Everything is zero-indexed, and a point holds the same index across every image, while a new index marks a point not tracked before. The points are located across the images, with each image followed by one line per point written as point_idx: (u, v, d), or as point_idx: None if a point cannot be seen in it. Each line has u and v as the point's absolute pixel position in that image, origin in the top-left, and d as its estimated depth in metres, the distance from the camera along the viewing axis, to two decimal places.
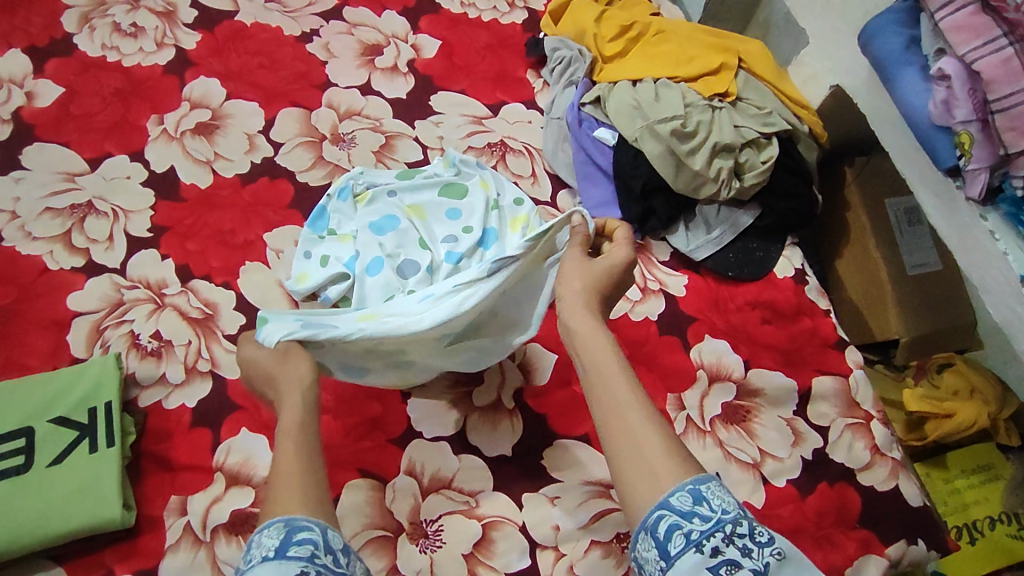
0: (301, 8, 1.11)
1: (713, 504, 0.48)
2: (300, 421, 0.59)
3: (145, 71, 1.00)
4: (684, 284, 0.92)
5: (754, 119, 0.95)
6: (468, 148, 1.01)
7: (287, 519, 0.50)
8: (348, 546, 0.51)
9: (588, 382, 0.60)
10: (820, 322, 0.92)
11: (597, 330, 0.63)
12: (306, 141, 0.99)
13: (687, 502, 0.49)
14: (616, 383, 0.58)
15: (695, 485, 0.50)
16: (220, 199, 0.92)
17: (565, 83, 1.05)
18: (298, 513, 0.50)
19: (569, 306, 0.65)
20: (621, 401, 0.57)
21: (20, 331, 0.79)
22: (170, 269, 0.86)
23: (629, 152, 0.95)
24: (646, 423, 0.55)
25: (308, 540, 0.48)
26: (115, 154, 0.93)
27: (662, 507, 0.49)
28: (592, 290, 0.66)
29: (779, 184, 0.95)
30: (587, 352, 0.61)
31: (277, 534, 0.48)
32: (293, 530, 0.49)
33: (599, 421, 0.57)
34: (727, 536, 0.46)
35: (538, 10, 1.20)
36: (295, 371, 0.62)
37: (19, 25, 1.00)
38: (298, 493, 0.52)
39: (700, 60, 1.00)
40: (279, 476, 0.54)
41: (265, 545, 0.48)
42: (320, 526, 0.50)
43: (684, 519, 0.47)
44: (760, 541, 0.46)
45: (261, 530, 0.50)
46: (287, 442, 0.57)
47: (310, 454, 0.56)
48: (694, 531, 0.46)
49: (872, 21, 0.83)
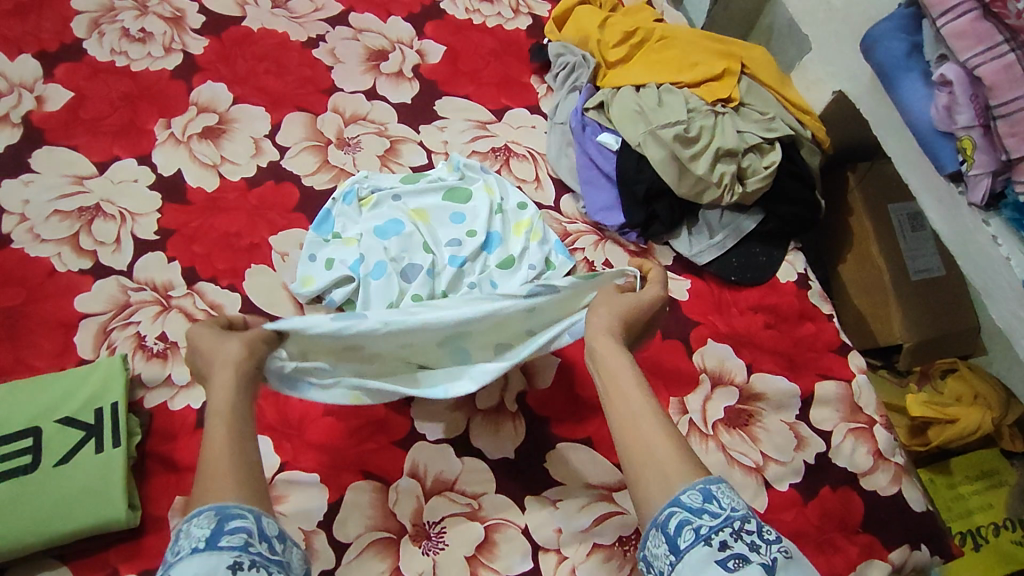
0: (308, 14, 1.12)
1: (722, 503, 0.48)
2: (231, 405, 0.57)
3: (153, 75, 1.01)
4: (686, 288, 0.93)
5: (756, 125, 0.96)
6: (472, 153, 1.01)
7: (217, 507, 0.48)
8: (283, 533, 0.50)
9: (604, 390, 0.60)
10: (823, 326, 0.92)
11: (619, 351, 0.62)
12: (312, 145, 1.00)
13: (698, 499, 0.49)
14: (630, 389, 0.58)
15: (706, 484, 0.50)
16: (226, 202, 0.93)
17: (569, 88, 1.06)
18: (229, 501, 0.49)
19: (593, 329, 0.64)
20: (636, 408, 0.57)
21: (28, 332, 0.80)
22: (176, 271, 0.87)
23: (632, 158, 0.96)
24: (659, 430, 0.54)
25: (241, 528, 0.47)
26: (123, 158, 0.94)
27: (673, 504, 0.49)
28: (619, 317, 0.66)
29: (782, 189, 0.95)
30: (607, 370, 0.61)
31: (208, 523, 0.47)
32: (224, 519, 0.47)
33: (615, 428, 0.57)
34: (735, 531, 0.46)
35: (542, 16, 1.21)
36: (225, 351, 0.61)
37: (30, 30, 1.01)
38: (232, 481, 0.51)
39: (704, 65, 1.00)
40: (209, 465, 0.52)
41: (194, 535, 0.46)
42: (254, 514, 0.49)
43: (694, 515, 0.48)
44: (769, 539, 0.46)
45: (190, 519, 0.48)
46: (221, 426, 0.55)
47: (240, 437, 0.55)
48: (704, 526, 0.47)
49: (876, 28, 0.83)
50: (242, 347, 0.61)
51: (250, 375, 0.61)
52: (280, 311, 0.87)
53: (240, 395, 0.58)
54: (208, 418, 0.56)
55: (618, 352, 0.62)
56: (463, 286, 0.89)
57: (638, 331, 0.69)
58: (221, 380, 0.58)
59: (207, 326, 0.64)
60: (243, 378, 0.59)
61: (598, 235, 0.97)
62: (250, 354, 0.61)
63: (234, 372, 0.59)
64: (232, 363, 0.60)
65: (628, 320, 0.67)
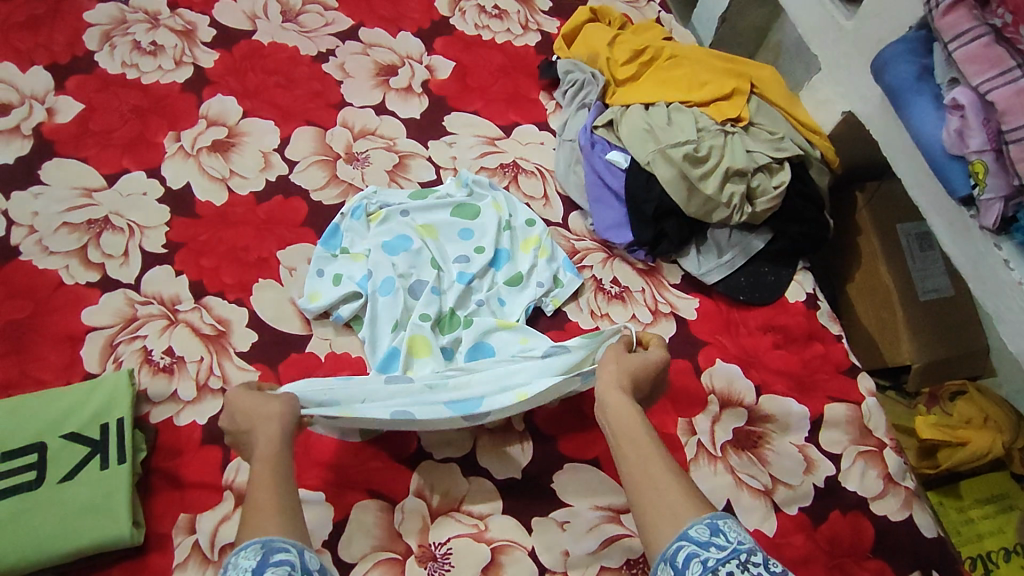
0: (317, 29, 1.15)
1: (729, 536, 0.52)
2: (276, 453, 0.64)
3: (163, 87, 1.06)
4: (695, 307, 0.92)
5: (766, 144, 0.93)
6: (480, 169, 1.02)
7: (263, 541, 0.54)
8: (322, 566, 0.55)
9: (615, 440, 0.64)
10: (832, 347, 0.91)
11: (629, 404, 0.65)
12: (321, 159, 1.01)
13: (705, 533, 0.53)
14: (639, 438, 0.62)
15: (712, 519, 0.54)
16: (234, 216, 0.94)
17: (577, 106, 1.04)
18: (273, 535, 0.55)
19: (604, 384, 0.68)
20: (646, 456, 0.61)
21: (35, 345, 0.82)
22: (184, 285, 0.88)
23: (641, 176, 0.93)
24: (670, 477, 0.59)
25: (285, 561, 0.52)
26: (132, 171, 0.97)
27: (682, 539, 0.53)
28: (629, 372, 0.69)
29: (791, 208, 0.94)
30: (618, 425, 0.64)
31: (253, 555, 0.52)
32: (269, 552, 0.53)
33: (627, 478, 0.61)
34: (742, 563, 0.49)
35: (552, 32, 1.21)
36: (266, 408, 0.67)
37: (43, 42, 1.07)
38: (275, 521, 0.56)
39: (712, 85, 0.97)
40: (254, 505, 0.58)
41: (242, 565, 0.52)
42: (296, 548, 0.54)
43: (701, 548, 0.52)
44: (775, 570, 0.49)
45: (238, 552, 0.53)
46: (262, 467, 0.62)
47: (281, 482, 0.61)
48: (711, 559, 0.50)
49: (885, 50, 0.84)
50: (281, 406, 0.67)
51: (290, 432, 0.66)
52: (287, 326, 0.86)
53: (281, 446, 0.64)
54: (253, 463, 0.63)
55: (628, 403, 0.66)
56: (471, 303, 0.88)
57: (647, 388, 0.72)
58: (266, 431, 0.65)
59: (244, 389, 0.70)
60: (286, 432, 0.66)
61: (606, 253, 0.96)
62: (287, 409, 0.67)
63: (278, 425, 0.65)
64: (275, 416, 0.66)
65: (638, 378, 0.70)
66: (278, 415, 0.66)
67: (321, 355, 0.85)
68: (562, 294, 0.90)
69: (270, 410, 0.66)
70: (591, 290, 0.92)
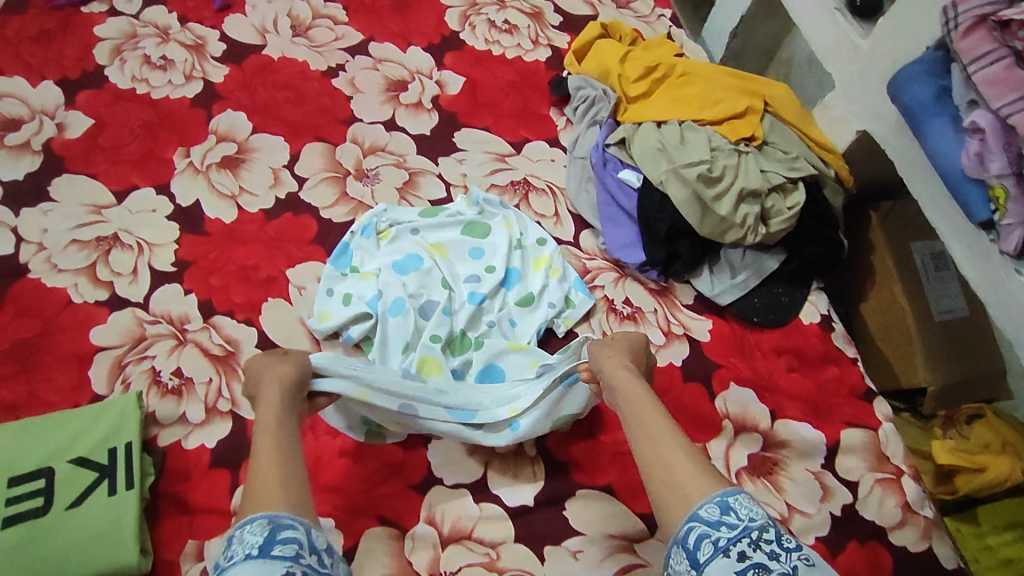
0: (327, 43, 1.15)
1: (740, 514, 0.53)
2: (279, 418, 0.64)
3: (173, 103, 1.05)
4: (708, 329, 0.91)
5: (780, 164, 0.92)
6: (491, 187, 1.01)
7: (269, 517, 0.53)
8: (329, 547, 0.54)
9: (626, 417, 0.66)
10: (848, 370, 0.89)
11: (636, 383, 0.69)
12: (331, 176, 1.01)
13: (716, 512, 0.53)
14: (648, 415, 0.65)
15: (722, 497, 0.54)
16: (243, 234, 0.94)
17: (589, 122, 1.03)
18: (279, 511, 0.54)
19: (610, 366, 0.72)
20: (654, 431, 0.63)
21: (43, 366, 0.82)
22: (193, 304, 0.88)
23: (654, 196, 0.92)
24: (679, 450, 0.60)
25: (292, 540, 0.51)
26: (141, 187, 0.97)
27: (693, 519, 0.54)
28: (627, 355, 0.75)
29: (804, 230, 0.93)
30: (627, 401, 0.67)
31: (260, 531, 0.51)
32: (276, 528, 0.52)
33: (638, 456, 0.62)
34: (754, 541, 0.50)
35: (562, 47, 1.20)
36: (278, 371, 0.69)
37: (54, 57, 1.07)
38: (278, 495, 0.55)
39: (726, 102, 0.96)
40: (257, 474, 0.58)
41: (247, 541, 0.51)
42: (304, 526, 0.53)
43: (712, 528, 0.52)
44: (788, 548, 0.50)
45: (243, 526, 0.52)
46: (264, 435, 0.62)
47: (283, 449, 0.61)
48: (722, 539, 0.51)
49: (901, 71, 0.82)
50: (288, 370, 0.69)
51: (293, 399, 0.68)
52: (297, 346, 0.86)
53: (284, 412, 0.65)
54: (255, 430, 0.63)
55: (636, 383, 0.69)
56: (483, 324, 0.87)
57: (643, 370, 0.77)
58: (269, 395, 0.66)
59: (264, 355, 0.73)
60: (288, 398, 0.67)
61: (618, 272, 0.94)
62: (300, 375, 0.70)
63: (280, 391, 0.67)
64: (280, 381, 0.68)
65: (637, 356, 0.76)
66: (283, 380, 0.68)
67: None
68: (574, 315, 0.89)
69: (277, 375, 0.68)
70: (603, 311, 0.91)
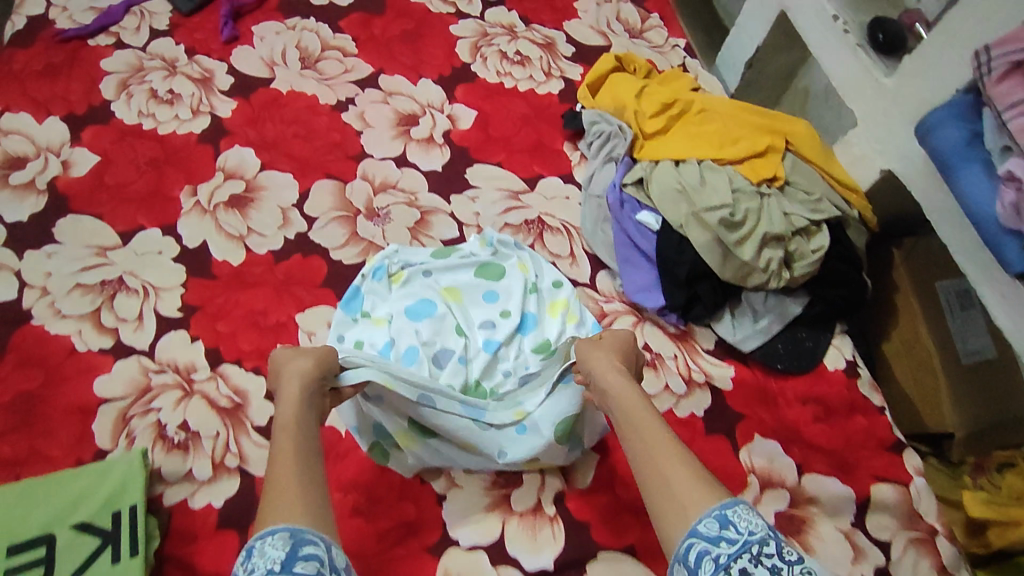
0: (337, 76, 1.13)
1: (740, 527, 0.49)
2: (296, 418, 0.63)
3: (180, 139, 1.04)
4: (730, 377, 0.88)
5: (803, 205, 0.90)
6: (505, 226, 0.99)
7: (292, 530, 0.50)
8: (348, 566, 0.51)
9: (622, 425, 0.65)
10: (876, 420, 0.86)
11: (630, 388, 0.68)
12: (341, 216, 0.98)
13: (715, 528, 0.50)
14: (645, 422, 0.63)
15: (722, 511, 0.51)
16: (252, 277, 0.92)
17: (605, 158, 1.01)
18: (301, 526, 0.50)
19: (602, 370, 0.71)
20: (651, 439, 0.61)
21: (45, 419, 0.79)
22: (200, 352, 0.85)
23: (673, 238, 0.89)
24: (676, 460, 0.58)
25: (313, 556, 0.48)
26: (147, 228, 0.95)
27: (691, 536, 0.51)
28: (620, 356, 0.74)
29: (828, 272, 0.90)
30: (623, 409, 0.66)
31: (282, 545, 0.48)
32: (298, 544, 0.49)
33: (636, 469, 0.60)
34: (754, 556, 0.47)
35: (576, 79, 1.18)
36: (297, 365, 0.68)
37: (60, 92, 1.06)
38: (292, 502, 0.53)
39: (746, 141, 0.94)
40: (273, 479, 0.56)
41: (269, 555, 0.48)
42: (325, 543, 0.50)
43: (712, 544, 0.49)
44: (790, 560, 0.46)
45: (264, 537, 0.49)
46: (281, 437, 0.60)
47: (303, 453, 0.59)
48: (722, 556, 0.48)
49: (931, 115, 0.80)
50: (306, 365, 0.68)
51: (311, 395, 0.67)
52: None
53: (301, 410, 0.64)
54: (274, 430, 0.62)
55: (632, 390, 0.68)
56: (498, 374, 0.84)
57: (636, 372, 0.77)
58: (289, 389, 0.66)
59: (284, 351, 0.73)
60: (306, 392, 0.66)
61: (636, 315, 0.92)
62: (320, 366, 0.69)
63: (297, 387, 0.66)
64: (298, 377, 0.67)
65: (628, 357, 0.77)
66: (302, 376, 0.67)
67: (342, 429, 0.80)
68: None
69: (295, 370, 0.68)
70: None
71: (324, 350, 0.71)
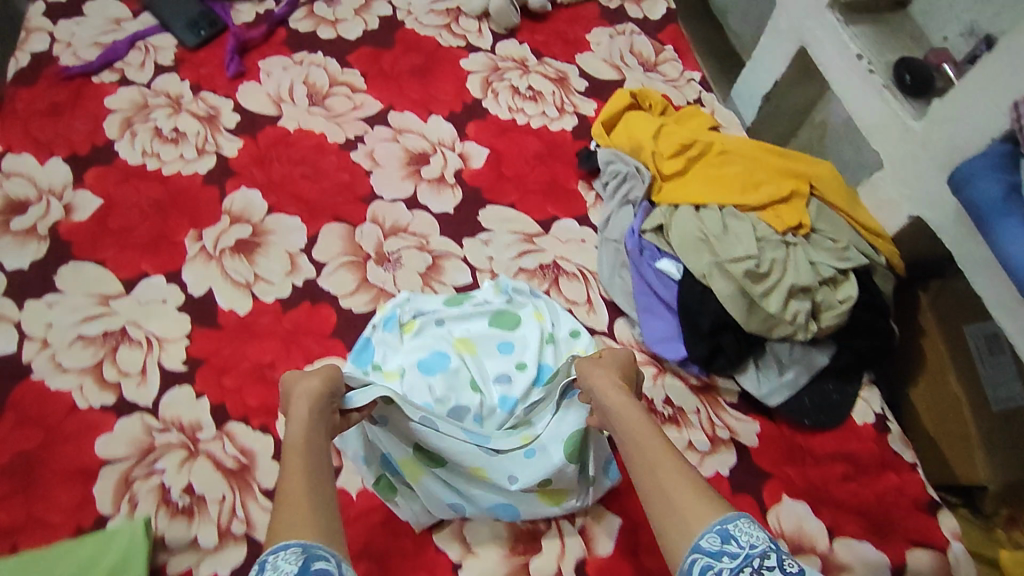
0: (346, 113, 1.10)
1: (741, 542, 0.49)
2: (306, 437, 0.63)
3: (185, 180, 1.01)
4: (755, 433, 0.86)
5: (830, 254, 0.87)
6: (519, 271, 0.97)
7: (304, 546, 0.50)
8: None
9: (622, 440, 0.64)
10: (908, 478, 0.83)
11: (629, 404, 0.67)
12: (350, 261, 0.96)
13: (716, 543, 0.50)
14: (645, 437, 0.63)
15: (722, 526, 0.51)
16: (259, 327, 0.89)
17: (621, 201, 0.99)
18: (314, 541, 0.51)
19: (602, 387, 0.70)
20: (652, 454, 0.61)
21: (45, 482, 0.76)
22: (205, 408, 0.82)
23: (695, 289, 0.86)
24: (677, 473, 0.57)
25: (325, 570, 0.48)
26: (151, 275, 0.92)
27: (694, 551, 0.51)
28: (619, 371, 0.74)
29: (855, 322, 0.86)
30: (623, 425, 0.65)
31: (294, 560, 0.48)
32: (310, 559, 0.48)
33: (638, 487, 0.60)
34: (754, 569, 0.46)
35: (589, 114, 1.15)
36: (306, 385, 0.68)
37: (63, 131, 1.03)
38: (304, 522, 0.52)
39: (769, 185, 0.91)
40: (283, 499, 0.55)
41: (281, 569, 0.47)
42: (336, 558, 0.49)
43: (714, 559, 0.49)
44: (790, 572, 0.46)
45: (277, 553, 0.49)
46: (292, 458, 0.60)
47: (313, 472, 0.59)
48: (724, 570, 0.48)
49: (966, 165, 0.77)
50: (315, 383, 0.68)
51: (320, 414, 0.66)
52: None
53: (311, 430, 0.63)
54: (285, 451, 0.61)
55: (631, 404, 0.67)
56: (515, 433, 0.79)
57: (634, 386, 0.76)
58: (298, 411, 0.65)
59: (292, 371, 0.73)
60: (316, 412, 0.65)
61: (656, 367, 0.89)
62: (328, 385, 0.68)
63: (305, 405, 0.65)
64: (308, 395, 0.66)
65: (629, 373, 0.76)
66: (309, 395, 0.66)
67: (354, 492, 0.80)
68: None
69: (304, 390, 0.67)
70: None
71: (330, 369, 0.71)
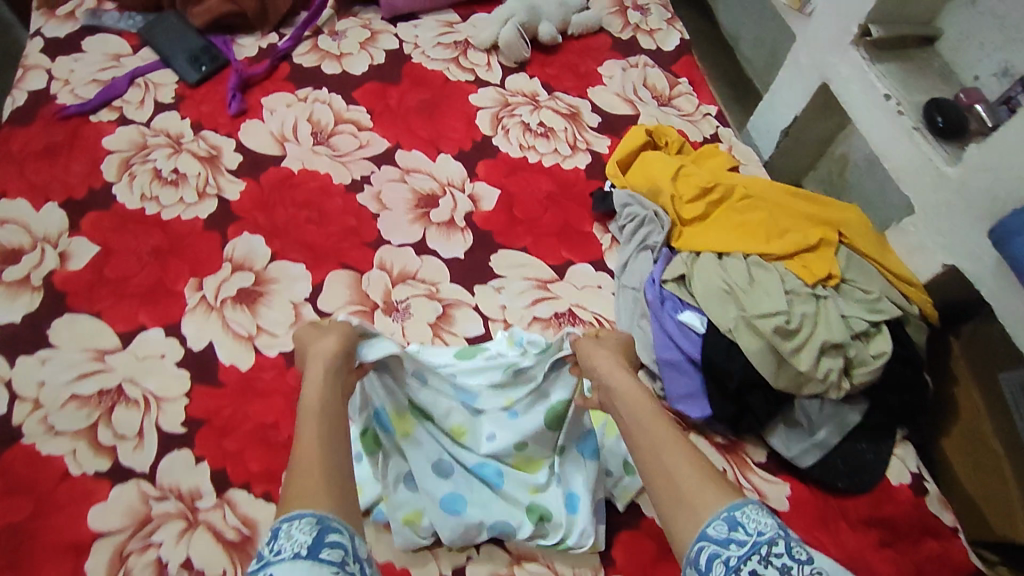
0: (351, 152, 1.07)
1: (748, 529, 0.50)
2: (322, 399, 0.64)
3: (184, 225, 0.97)
4: (786, 496, 0.81)
5: (861, 305, 0.83)
6: (534, 321, 0.92)
7: (318, 517, 0.49)
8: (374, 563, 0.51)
9: (625, 423, 0.66)
10: (949, 544, 0.78)
11: (634, 387, 0.69)
12: (357, 310, 0.92)
13: (723, 530, 0.51)
14: (650, 421, 0.64)
15: (729, 512, 0.52)
16: (262, 384, 0.85)
17: (639, 246, 0.95)
18: (327, 511, 0.50)
19: (606, 369, 0.72)
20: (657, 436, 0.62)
21: (33, 558, 0.71)
22: (205, 474, 0.78)
23: (720, 343, 0.82)
24: (683, 457, 0.58)
25: (343, 547, 0.48)
26: (149, 328, 0.88)
27: (701, 538, 0.51)
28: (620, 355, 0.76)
29: (890, 377, 0.82)
30: (626, 407, 0.67)
31: (310, 531, 0.48)
32: (328, 532, 0.49)
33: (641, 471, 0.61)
34: (763, 557, 0.47)
35: (603, 152, 1.11)
36: (323, 346, 0.71)
37: (59, 174, 0.99)
38: (321, 492, 0.52)
39: (795, 233, 0.87)
40: (298, 467, 0.55)
41: (297, 538, 0.47)
42: (353, 534, 0.50)
43: (722, 547, 0.50)
44: (800, 560, 0.46)
45: (292, 521, 0.49)
46: (310, 422, 0.60)
47: (328, 438, 0.59)
48: (732, 558, 0.49)
49: (1007, 220, 0.73)
50: (333, 343, 0.71)
51: (337, 374, 0.68)
52: None
53: (328, 392, 0.65)
54: (300, 411, 0.63)
55: (635, 388, 0.69)
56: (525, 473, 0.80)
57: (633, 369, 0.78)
58: (315, 368, 0.68)
59: (309, 327, 0.77)
60: (332, 368, 0.68)
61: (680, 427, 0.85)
62: (343, 345, 0.72)
63: (323, 366, 0.68)
64: (327, 356, 0.69)
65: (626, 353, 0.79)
66: (327, 355, 0.70)
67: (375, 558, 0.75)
68: (634, 485, 0.81)
69: (323, 350, 0.70)
70: None
71: (344, 326, 0.75)
